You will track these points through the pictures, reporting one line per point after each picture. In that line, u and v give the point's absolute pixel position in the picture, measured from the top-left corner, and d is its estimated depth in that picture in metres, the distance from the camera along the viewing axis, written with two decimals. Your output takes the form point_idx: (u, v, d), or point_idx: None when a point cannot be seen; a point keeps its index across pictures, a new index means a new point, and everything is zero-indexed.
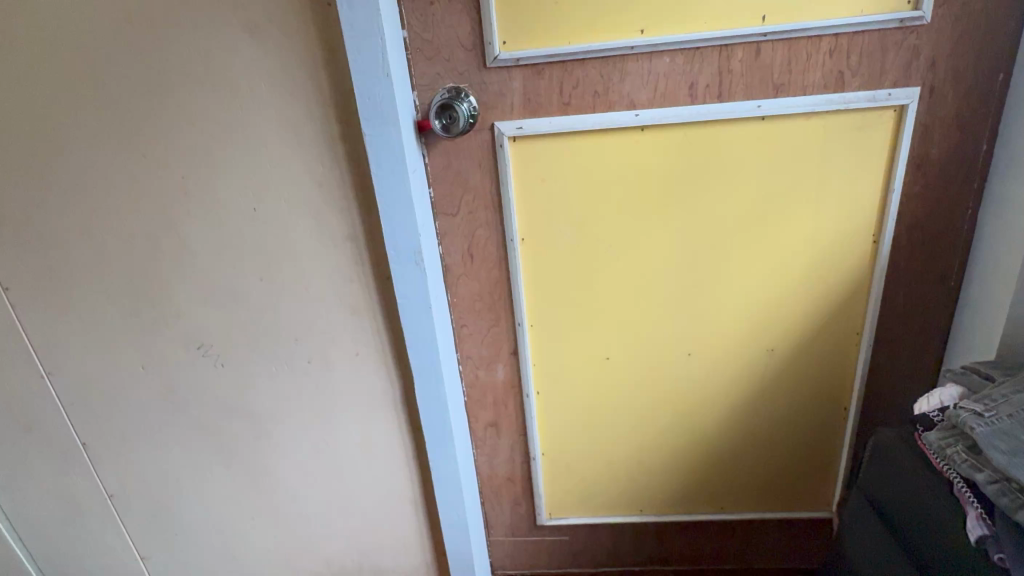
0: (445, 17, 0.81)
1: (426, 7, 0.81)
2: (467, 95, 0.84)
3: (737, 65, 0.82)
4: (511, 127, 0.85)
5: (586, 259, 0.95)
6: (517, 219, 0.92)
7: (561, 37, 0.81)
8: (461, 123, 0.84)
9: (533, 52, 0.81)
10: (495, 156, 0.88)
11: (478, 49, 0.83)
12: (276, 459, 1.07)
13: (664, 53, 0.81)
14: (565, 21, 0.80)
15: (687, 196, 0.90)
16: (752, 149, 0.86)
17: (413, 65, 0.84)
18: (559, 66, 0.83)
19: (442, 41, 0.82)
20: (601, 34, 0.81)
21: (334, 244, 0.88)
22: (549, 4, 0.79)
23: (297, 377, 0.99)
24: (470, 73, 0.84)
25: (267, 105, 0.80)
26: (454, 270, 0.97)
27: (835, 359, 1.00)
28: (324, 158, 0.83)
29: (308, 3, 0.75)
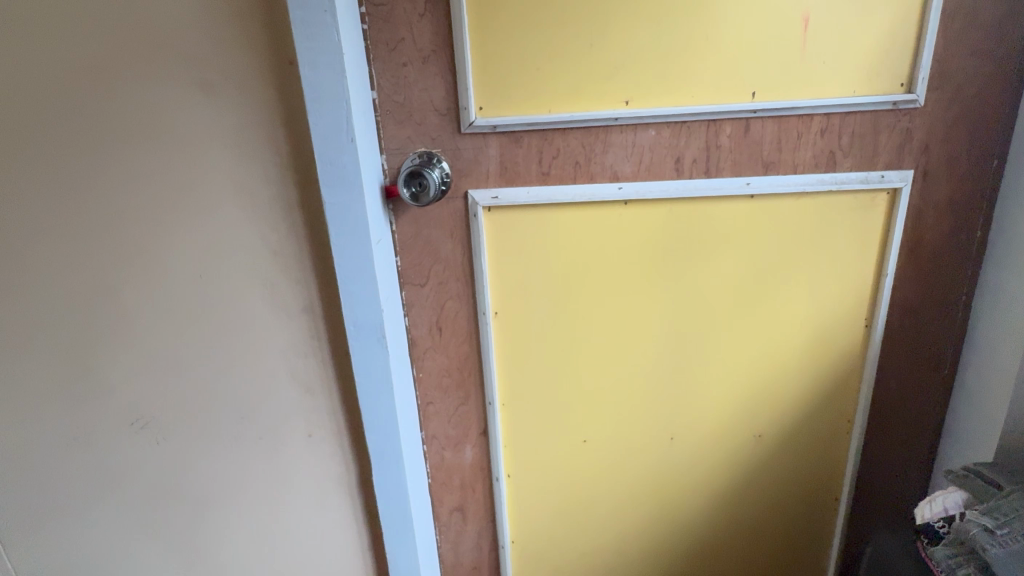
0: (419, 79, 0.76)
1: (399, 68, 0.75)
2: (440, 160, 0.78)
3: (725, 140, 0.77)
4: (486, 196, 0.80)
5: (563, 337, 0.88)
6: (490, 293, 0.86)
7: (542, 105, 0.76)
8: (432, 196, 0.78)
9: (512, 119, 0.76)
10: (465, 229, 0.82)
11: (453, 113, 0.77)
12: (195, 509, 0.93)
13: (650, 125, 0.77)
14: (547, 89, 0.76)
15: (673, 272, 0.84)
16: (739, 228, 0.81)
17: (383, 128, 0.78)
18: (540, 135, 0.78)
19: (414, 104, 0.77)
20: (585, 104, 0.76)
21: (287, 316, 0.80)
22: (529, 72, 0.75)
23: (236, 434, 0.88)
24: (444, 138, 0.78)
25: (220, 166, 0.73)
26: (421, 344, 0.89)
27: (826, 447, 0.94)
28: (279, 224, 0.76)
29: (268, 61, 0.69)
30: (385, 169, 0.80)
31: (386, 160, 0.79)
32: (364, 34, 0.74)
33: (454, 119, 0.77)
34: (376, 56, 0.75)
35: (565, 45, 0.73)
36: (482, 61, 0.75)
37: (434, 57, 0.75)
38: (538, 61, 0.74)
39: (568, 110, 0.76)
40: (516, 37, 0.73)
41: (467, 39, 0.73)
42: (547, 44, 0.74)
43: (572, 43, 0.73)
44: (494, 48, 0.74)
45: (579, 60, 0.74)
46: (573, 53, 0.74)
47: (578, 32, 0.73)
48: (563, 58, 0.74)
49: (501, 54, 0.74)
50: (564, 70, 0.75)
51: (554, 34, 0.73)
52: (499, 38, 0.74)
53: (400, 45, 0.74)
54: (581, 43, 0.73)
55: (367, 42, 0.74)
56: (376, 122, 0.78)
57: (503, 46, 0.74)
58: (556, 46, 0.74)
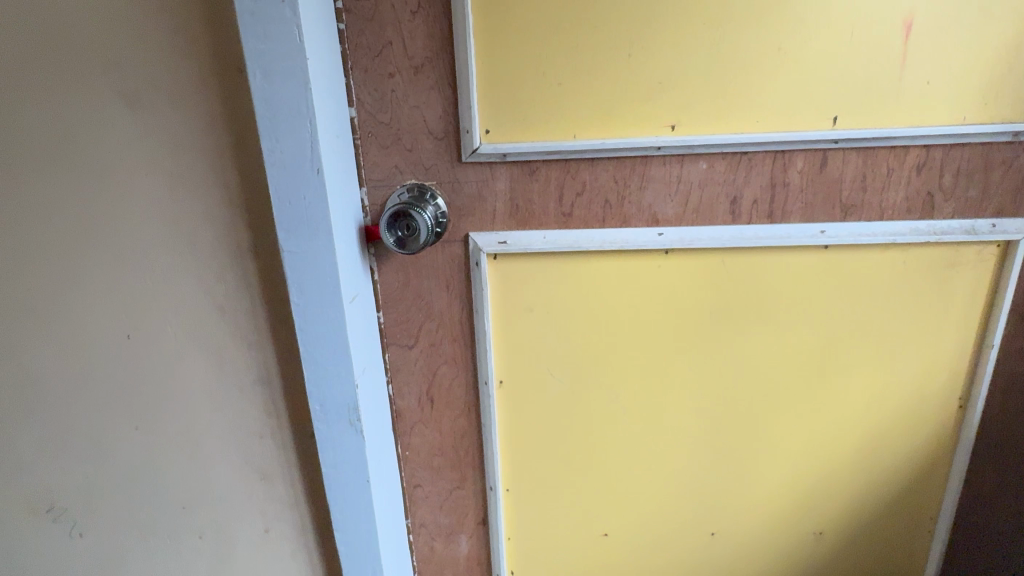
0: (409, 95, 0.60)
1: (384, 80, 0.59)
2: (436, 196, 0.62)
3: (795, 177, 0.61)
4: (492, 241, 0.64)
5: (584, 412, 0.72)
6: (494, 357, 0.69)
7: (564, 129, 0.60)
8: (422, 229, 0.60)
9: (527, 147, 0.60)
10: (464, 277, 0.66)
11: (451, 138, 0.61)
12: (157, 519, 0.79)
13: (700, 157, 0.61)
14: (572, 110, 0.59)
15: (722, 337, 0.68)
16: (808, 285, 0.65)
17: (362, 154, 0.62)
18: (561, 167, 0.62)
19: (403, 126, 0.61)
20: (619, 130, 0.60)
21: (238, 388, 0.64)
22: (548, 88, 0.59)
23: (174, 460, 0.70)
24: (439, 168, 0.62)
25: (151, 202, 0.57)
26: (407, 417, 0.73)
27: (900, 546, 0.77)
28: (227, 276, 0.59)
29: (210, 67, 0.53)
30: (364, 205, 0.63)
31: (366, 194, 0.63)
32: (339, 35, 0.58)
33: (453, 144, 0.61)
34: (354, 64, 0.59)
35: (596, 55, 0.58)
36: (489, 72, 0.59)
37: (428, 67, 0.59)
38: (560, 75, 0.58)
39: (597, 138, 0.60)
40: (533, 44, 0.58)
41: (471, 45, 0.57)
42: (574, 53, 0.58)
43: (605, 53, 0.57)
44: (505, 57, 0.58)
45: (614, 74, 0.58)
46: (606, 65, 0.58)
47: (614, 39, 0.57)
48: (593, 71, 0.58)
49: (513, 65, 0.58)
50: (594, 86, 0.59)
51: (581, 41, 0.57)
52: (511, 45, 0.58)
53: (386, 52, 0.59)
54: (617, 52, 0.57)
55: (343, 46, 0.58)
56: (354, 146, 0.62)
57: (517, 55, 0.58)
58: (585, 56, 0.58)
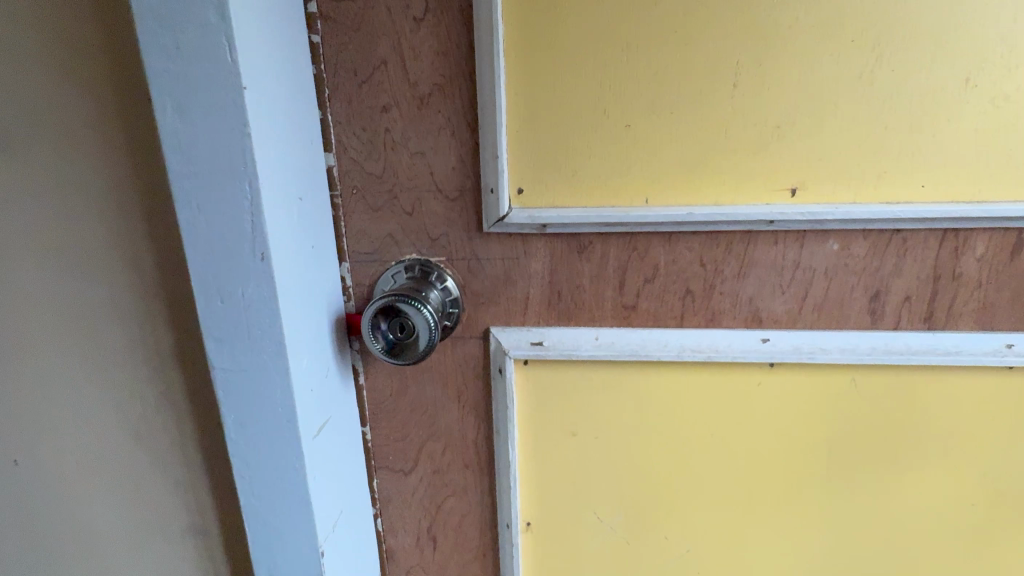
0: (409, 137, 0.42)
1: (375, 116, 0.42)
2: (444, 275, 0.44)
3: (972, 267, 0.41)
4: (524, 342, 0.45)
5: (640, 567, 0.52)
6: (520, 491, 0.50)
7: (633, 190, 0.41)
8: (422, 325, 0.40)
9: (580, 215, 0.41)
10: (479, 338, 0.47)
11: (468, 198, 0.43)
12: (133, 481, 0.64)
13: (831, 235, 0.41)
14: (646, 162, 0.41)
15: (843, 481, 0.48)
16: (976, 418, 0.45)
17: (343, 217, 0.44)
18: (624, 242, 0.43)
19: (401, 181, 0.43)
20: (714, 193, 0.41)
21: (164, 534, 0.46)
22: (612, 132, 0.40)
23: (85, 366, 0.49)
24: (451, 240, 0.44)
25: (35, 286, 0.40)
26: (401, 559, 0.54)
27: None
28: (144, 389, 0.42)
29: (114, 99, 0.35)
30: (347, 286, 0.46)
31: (349, 271, 0.45)
32: (311, 52, 0.40)
33: (471, 208, 0.43)
34: (332, 93, 0.41)
35: (686, 86, 0.39)
36: (526, 107, 0.40)
37: (438, 98, 0.41)
38: (630, 113, 0.40)
39: (682, 203, 0.41)
40: (593, 68, 0.39)
41: (501, 67, 0.39)
42: (652, 82, 0.39)
43: (700, 82, 0.39)
44: (551, 85, 0.40)
45: (711, 113, 0.40)
46: (699, 100, 0.39)
47: (713, 62, 0.39)
48: (680, 108, 0.40)
49: (562, 97, 0.40)
50: (680, 130, 0.40)
51: (665, 64, 0.39)
52: (561, 70, 0.40)
53: (377, 76, 0.41)
54: (717, 81, 0.39)
55: (316, 67, 0.41)
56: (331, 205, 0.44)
57: (568, 84, 0.40)
58: (668, 87, 0.39)
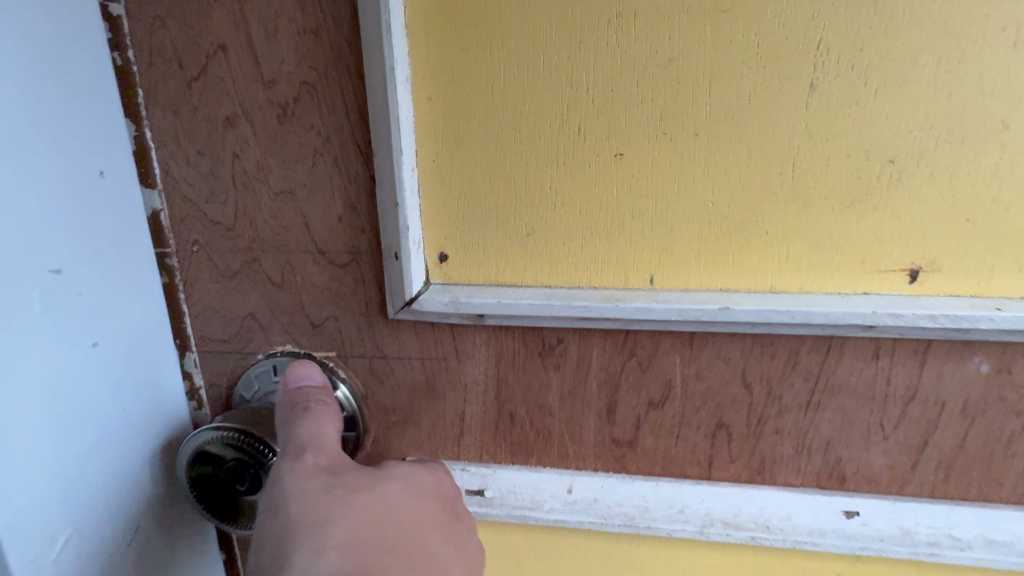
0: (269, 168, 0.26)
1: (216, 133, 0.26)
2: (335, 380, 0.29)
3: None
4: (457, 486, 0.29)
5: None
6: None
7: (629, 262, 0.25)
8: (207, 437, 0.26)
9: (536, 306, 0.25)
10: (309, 391, 0.26)
11: (364, 266, 0.27)
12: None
13: (977, 353, 0.24)
14: (652, 219, 0.24)
15: None
16: None
17: (180, 286, 0.29)
18: (614, 345, 0.26)
19: (261, 236, 0.27)
20: (770, 274, 0.24)
21: None
22: (594, 165, 0.24)
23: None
24: (340, 326, 0.28)
25: None
26: None
27: None
28: None
29: None
30: (195, 387, 0.30)
31: (197, 365, 0.30)
32: (107, 29, 0.25)
33: (369, 279, 0.27)
34: (147, 95, 0.26)
35: (724, 85, 0.22)
36: (449, 122, 0.24)
37: (309, 106, 0.25)
38: (624, 133, 0.23)
39: (712, 289, 0.24)
40: (558, 54, 0.23)
41: (398, 54, 0.23)
42: (663, 78, 0.22)
43: (749, 79, 0.22)
44: (489, 85, 0.23)
45: (768, 134, 0.22)
46: (749, 111, 0.22)
47: (776, 42, 0.21)
48: (714, 125, 0.22)
49: (508, 104, 0.23)
50: (713, 163, 0.23)
51: (687, 48, 0.22)
52: (504, 57, 0.23)
53: (214, 69, 0.25)
54: (783, 77, 0.21)
55: (118, 55, 0.25)
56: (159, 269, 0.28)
57: (518, 81, 0.23)
58: (692, 88, 0.22)
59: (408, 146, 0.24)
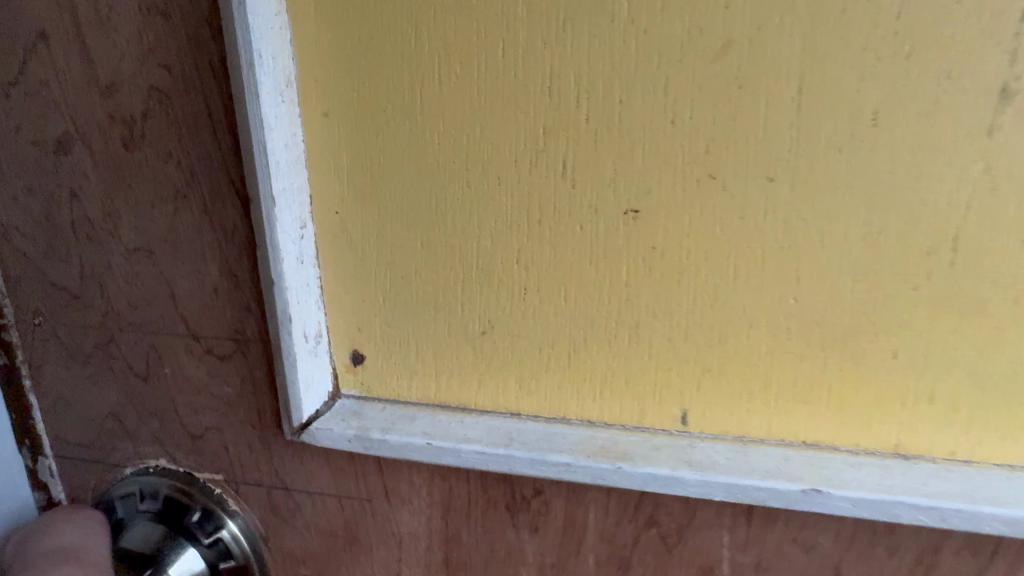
0: (118, 214, 0.18)
1: (45, 163, 0.18)
2: (217, 514, 0.20)
3: None
4: None
5: None
6: None
7: (650, 387, 0.15)
8: None
9: (484, 459, 0.15)
10: (59, 509, 0.20)
11: (252, 361, 0.18)
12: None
13: None
14: (687, 321, 0.14)
15: None
16: None
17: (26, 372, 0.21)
18: (623, 511, 0.16)
19: (115, 309, 0.19)
20: (899, 423, 0.13)
21: None
22: (589, 225, 0.14)
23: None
24: (226, 440, 0.19)
25: None
26: None
27: None
28: None
29: None
30: (53, 503, 0.22)
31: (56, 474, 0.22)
32: None
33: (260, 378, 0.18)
34: None
35: (833, 87, 0.12)
36: (356, 151, 0.15)
37: (165, 128, 0.17)
38: (642, 172, 0.13)
39: (785, 442, 0.14)
40: (528, 36, 0.13)
41: (261, 41, 0.14)
42: (716, 75, 0.12)
43: (884, 75, 0.11)
44: (420, 91, 0.14)
45: (914, 179, 0.12)
46: (878, 139, 0.12)
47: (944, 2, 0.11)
48: (810, 162, 0.12)
49: (450, 125, 0.14)
50: (803, 228, 0.13)
51: (764, 18, 0.12)
52: (441, 42, 0.14)
53: (34, 69, 0.17)
54: (951, 74, 0.11)
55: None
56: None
57: (462, 85, 0.14)
58: (769, 93, 0.12)
59: (289, 192, 0.15)
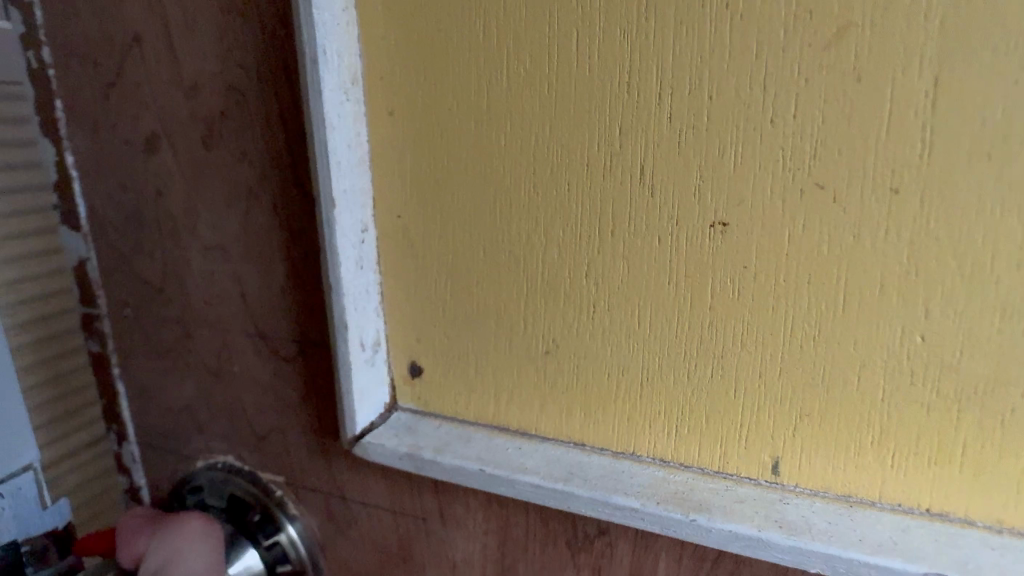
0: (196, 213, 0.18)
1: (136, 162, 0.19)
2: (279, 517, 0.20)
3: None
4: None
5: None
6: None
7: (702, 389, 0.16)
8: None
9: (542, 489, 0.16)
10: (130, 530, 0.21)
11: (317, 367, 0.18)
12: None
13: None
14: (742, 332, 0.15)
15: None
16: None
17: (112, 351, 0.23)
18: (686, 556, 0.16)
19: (190, 305, 0.19)
20: (944, 466, 0.14)
21: None
22: (652, 241, 0.15)
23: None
24: (287, 443, 0.19)
25: None
26: None
27: None
28: None
29: None
30: None
31: (138, 459, 0.26)
32: None
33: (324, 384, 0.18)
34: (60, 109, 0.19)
35: (878, 117, 0.13)
36: (422, 176, 0.17)
37: (245, 130, 0.17)
38: (701, 191, 0.14)
39: (832, 496, 0.15)
40: (586, 73, 0.15)
41: (326, 38, 0.15)
42: (767, 102, 0.14)
43: (930, 101, 0.13)
44: (485, 107, 0.16)
45: (957, 202, 0.13)
46: (905, 182, 0.13)
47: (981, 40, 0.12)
48: (840, 204, 0.14)
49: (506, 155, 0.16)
50: (838, 271, 0.14)
51: (825, 56, 0.13)
52: (510, 64, 0.15)
53: (130, 71, 0.18)
54: (970, 125, 0.12)
55: (31, 55, 0.21)
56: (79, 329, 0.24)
57: (520, 123, 0.15)
58: (817, 120, 0.13)
59: (350, 193, 0.16)
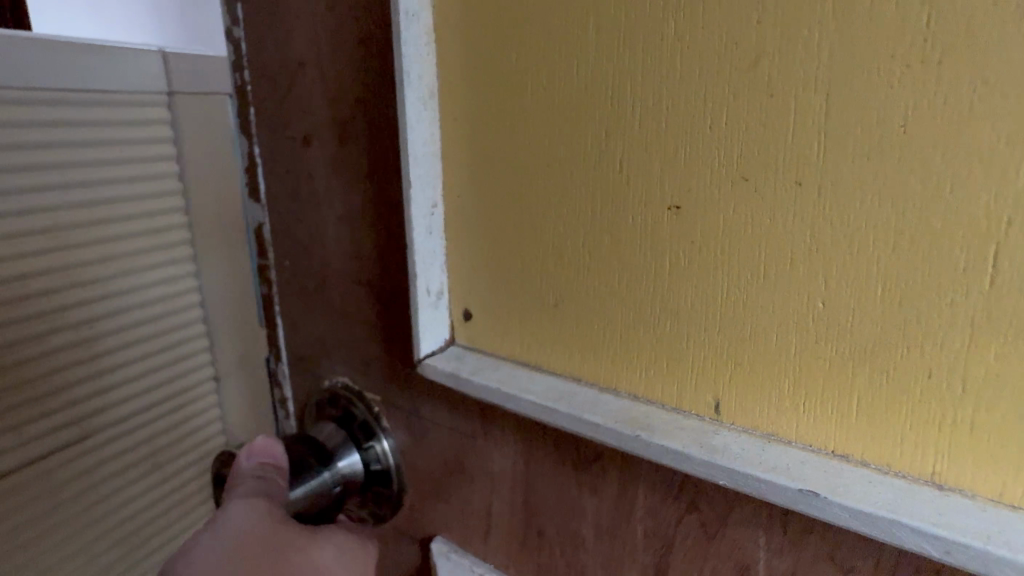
0: (333, 189, 0.24)
1: (296, 151, 0.25)
2: (375, 428, 0.26)
3: None
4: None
5: None
6: None
7: (694, 348, 0.16)
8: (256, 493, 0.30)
9: (538, 408, 0.18)
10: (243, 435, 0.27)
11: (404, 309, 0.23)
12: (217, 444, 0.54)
13: None
14: (718, 314, 0.15)
15: None
16: None
17: (277, 297, 0.29)
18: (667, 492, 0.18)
19: (322, 255, 0.26)
20: (924, 437, 0.13)
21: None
22: (638, 222, 0.16)
23: (169, 157, 0.48)
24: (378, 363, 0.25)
25: None
26: None
27: None
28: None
29: None
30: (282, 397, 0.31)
31: None
32: (231, 51, 0.26)
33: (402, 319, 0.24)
34: (253, 112, 0.26)
35: (873, 67, 0.12)
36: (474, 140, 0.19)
37: (364, 125, 0.22)
38: (681, 176, 0.15)
39: (811, 448, 0.14)
40: (600, 35, 0.15)
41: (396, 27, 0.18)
42: (747, 91, 0.13)
43: (904, 93, 0.12)
44: (520, 101, 0.17)
45: (961, 161, 0.11)
46: (910, 133, 0.12)
47: None
48: (841, 158, 0.13)
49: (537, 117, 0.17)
50: (835, 230, 0.13)
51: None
52: (537, 35, 0.17)
53: (295, 84, 0.24)
54: (984, 74, 0.11)
55: (237, 75, 0.26)
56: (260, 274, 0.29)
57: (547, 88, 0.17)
58: (810, 74, 0.13)
59: (425, 178, 0.19)
